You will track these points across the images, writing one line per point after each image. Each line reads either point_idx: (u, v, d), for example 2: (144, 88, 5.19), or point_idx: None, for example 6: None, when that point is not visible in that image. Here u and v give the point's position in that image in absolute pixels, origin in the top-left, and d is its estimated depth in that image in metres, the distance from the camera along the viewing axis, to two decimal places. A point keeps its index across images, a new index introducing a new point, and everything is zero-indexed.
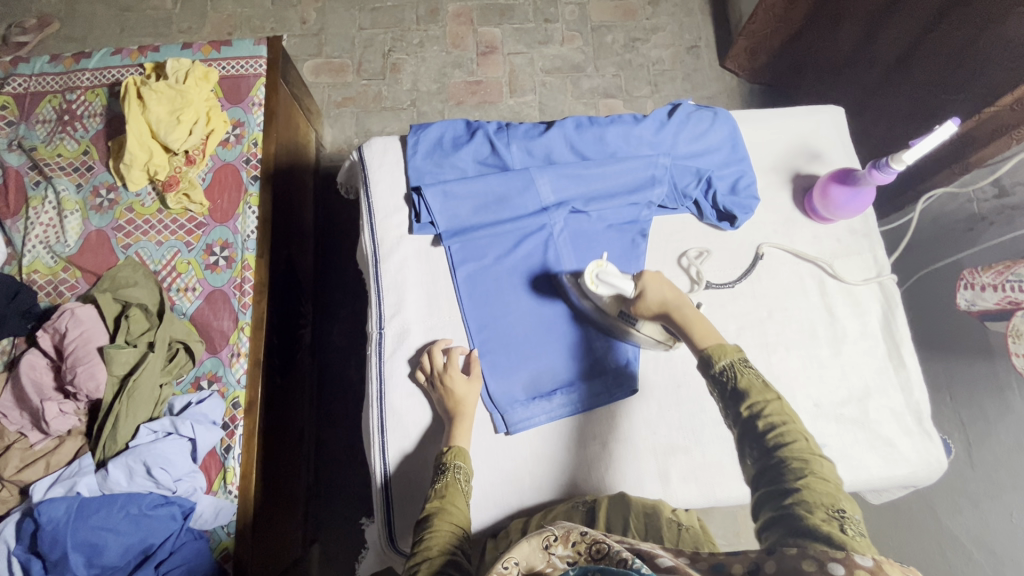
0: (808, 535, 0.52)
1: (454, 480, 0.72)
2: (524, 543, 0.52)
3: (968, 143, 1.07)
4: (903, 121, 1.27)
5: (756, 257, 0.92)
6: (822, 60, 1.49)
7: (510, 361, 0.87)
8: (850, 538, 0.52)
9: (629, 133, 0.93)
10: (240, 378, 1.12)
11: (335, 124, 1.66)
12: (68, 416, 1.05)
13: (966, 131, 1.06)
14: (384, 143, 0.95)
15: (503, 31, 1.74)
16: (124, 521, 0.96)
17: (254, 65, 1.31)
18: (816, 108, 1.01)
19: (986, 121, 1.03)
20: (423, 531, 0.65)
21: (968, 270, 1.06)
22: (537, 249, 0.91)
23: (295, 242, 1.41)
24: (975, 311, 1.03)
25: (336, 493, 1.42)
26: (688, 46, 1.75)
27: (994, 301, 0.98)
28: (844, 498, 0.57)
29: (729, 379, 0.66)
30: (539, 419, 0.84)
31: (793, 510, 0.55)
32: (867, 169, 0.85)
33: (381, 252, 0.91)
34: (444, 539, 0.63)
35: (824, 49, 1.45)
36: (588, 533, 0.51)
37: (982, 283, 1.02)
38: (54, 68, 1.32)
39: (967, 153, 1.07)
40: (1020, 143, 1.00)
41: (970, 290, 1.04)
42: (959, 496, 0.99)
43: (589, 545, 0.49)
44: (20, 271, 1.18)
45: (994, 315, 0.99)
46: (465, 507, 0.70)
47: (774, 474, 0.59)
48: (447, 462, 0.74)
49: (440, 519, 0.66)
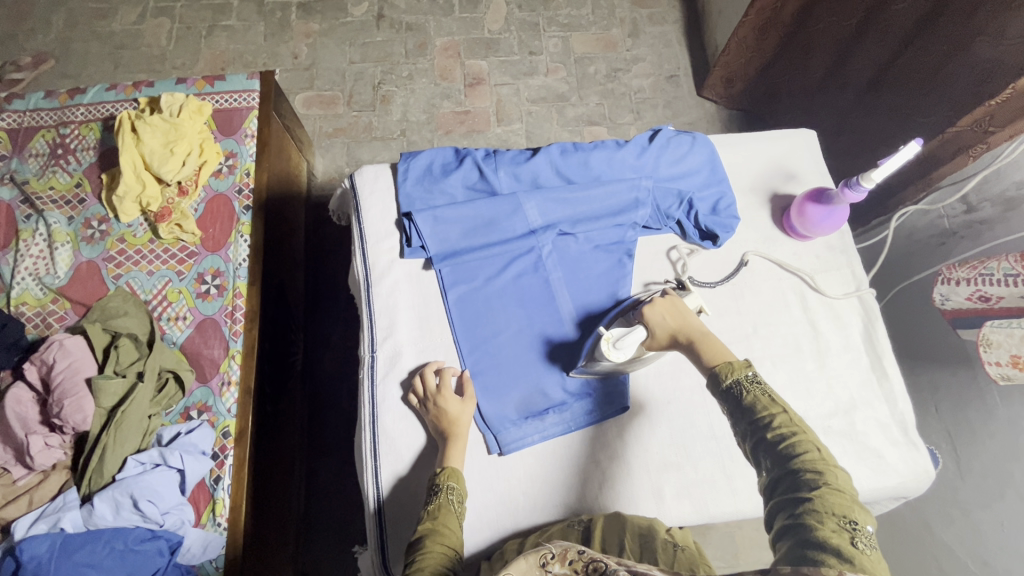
0: (820, 550, 0.50)
1: (447, 501, 0.72)
2: (522, 560, 0.52)
3: (933, 162, 1.11)
4: (873, 143, 1.32)
5: (740, 264, 0.95)
6: (795, 87, 1.55)
7: (501, 380, 0.88)
8: (859, 552, 0.50)
9: (612, 158, 0.96)
10: (230, 407, 1.11)
11: (326, 154, 1.69)
12: (54, 450, 1.03)
13: (931, 151, 1.10)
14: (375, 171, 0.98)
15: (489, 63, 1.81)
16: (109, 557, 0.94)
17: (246, 99, 1.34)
18: (789, 131, 1.06)
19: (948, 141, 1.07)
20: (415, 552, 0.65)
21: (946, 266, 1.10)
22: (526, 271, 0.93)
23: (287, 270, 1.41)
24: (948, 309, 1.07)
25: (328, 523, 1.39)
26: (668, 75, 1.82)
27: (966, 295, 1.03)
28: (860, 509, 0.55)
29: (737, 394, 0.64)
30: (533, 436, 0.85)
31: (806, 524, 0.53)
32: (840, 188, 0.89)
33: (373, 276, 0.92)
34: (437, 561, 0.63)
35: (797, 77, 1.52)
36: (586, 551, 0.51)
37: (958, 278, 1.05)
38: (49, 103, 1.34)
39: (932, 170, 1.12)
40: (978, 160, 1.05)
41: (946, 285, 1.08)
42: (952, 507, 1.00)
43: (586, 564, 0.50)
44: (9, 304, 1.18)
45: (965, 319, 1.03)
46: (458, 529, 0.70)
47: (788, 485, 0.58)
48: (440, 483, 0.74)
49: (433, 540, 0.66)
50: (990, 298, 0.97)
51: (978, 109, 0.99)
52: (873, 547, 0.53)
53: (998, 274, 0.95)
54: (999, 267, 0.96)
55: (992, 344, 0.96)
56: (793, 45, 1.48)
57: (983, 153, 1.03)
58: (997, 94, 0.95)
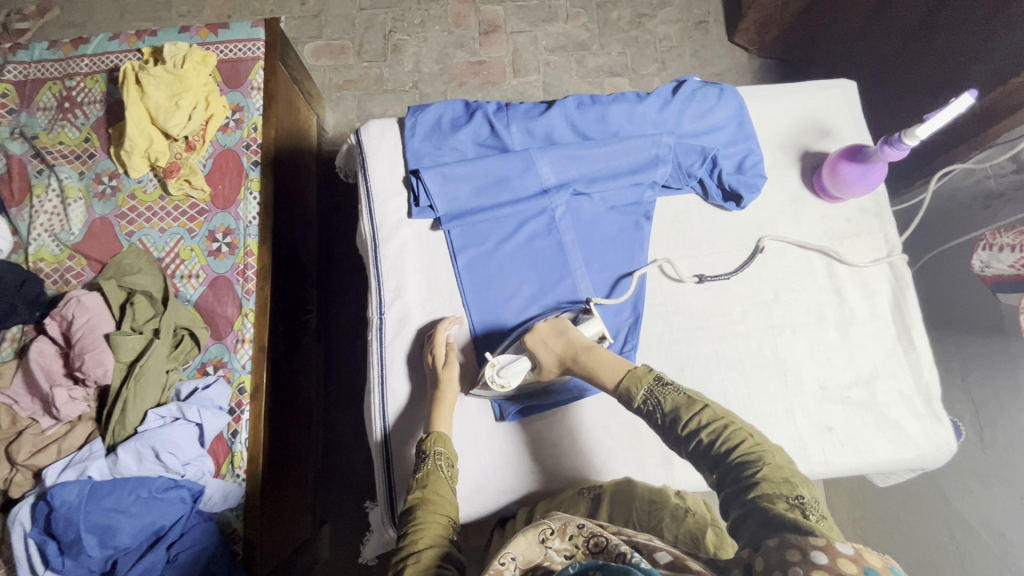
0: (780, 530, 0.51)
1: (435, 467, 0.71)
2: (521, 538, 0.55)
3: (987, 118, 1.02)
4: (923, 94, 1.22)
5: (756, 249, 0.89)
6: (832, 34, 1.43)
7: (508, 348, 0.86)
8: (815, 523, 0.52)
9: (632, 112, 0.90)
10: (245, 364, 1.13)
11: (336, 108, 1.64)
12: (78, 402, 1.07)
13: (986, 106, 1.01)
14: (382, 126, 0.93)
15: (505, 9, 1.70)
16: (135, 504, 0.98)
17: (252, 49, 1.29)
18: (826, 83, 0.98)
19: (1011, 93, 0.96)
20: (408, 525, 0.65)
21: (990, 231, 1.02)
22: (539, 233, 0.90)
23: (299, 227, 1.40)
24: (989, 275, 1.01)
25: (344, 474, 1.44)
26: (697, 21, 1.70)
27: (1010, 262, 0.96)
28: (801, 481, 0.57)
29: (655, 403, 0.64)
30: (545, 407, 0.84)
31: (760, 507, 0.55)
32: (879, 146, 0.81)
33: (380, 236, 0.90)
34: (434, 532, 0.64)
35: (835, 23, 1.40)
36: (584, 526, 0.54)
37: (1003, 243, 0.98)
38: (53, 54, 1.31)
39: (985, 127, 1.03)
40: None
41: (987, 250, 1.01)
42: (970, 478, 0.99)
43: (587, 539, 0.53)
44: (27, 260, 1.19)
45: (1007, 283, 0.96)
46: (450, 493, 0.70)
47: (733, 478, 0.58)
48: (426, 450, 0.73)
49: (424, 510, 0.66)
50: None
51: None
52: (824, 515, 0.54)
53: None
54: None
55: None
56: None
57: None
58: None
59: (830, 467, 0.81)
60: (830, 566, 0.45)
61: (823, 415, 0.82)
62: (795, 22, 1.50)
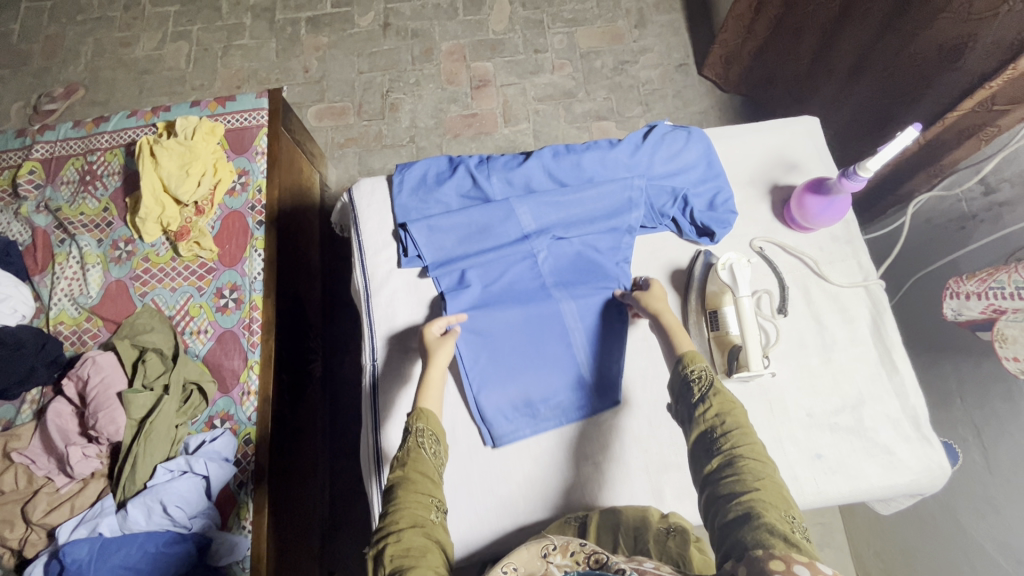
0: (766, 534, 0.52)
1: (417, 447, 0.70)
2: (525, 550, 0.56)
3: (939, 146, 1.06)
4: (867, 129, 1.29)
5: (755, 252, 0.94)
6: (787, 72, 1.51)
7: (497, 376, 0.90)
8: (800, 541, 0.53)
9: (605, 158, 0.96)
10: (251, 415, 1.16)
11: (338, 165, 1.74)
12: (91, 459, 1.10)
13: (933, 136, 1.05)
14: (372, 183, 1.00)
15: (495, 65, 1.81)
16: (142, 560, 1.00)
17: (256, 117, 1.39)
18: (791, 120, 1.03)
19: (951, 124, 1.01)
20: (391, 503, 0.65)
21: (954, 278, 1.00)
22: (523, 275, 0.95)
23: (303, 279, 1.46)
24: (962, 320, 0.99)
25: (351, 522, 1.44)
26: (677, 64, 1.79)
27: (979, 310, 0.94)
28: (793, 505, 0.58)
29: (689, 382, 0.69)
30: (533, 429, 0.88)
31: (753, 512, 0.55)
32: (837, 178, 0.86)
33: (372, 286, 0.95)
34: (412, 512, 0.63)
35: (788, 60, 1.49)
36: (587, 544, 0.57)
37: (967, 291, 0.96)
38: (77, 132, 1.42)
39: (940, 155, 1.07)
40: (991, 143, 1.00)
41: (955, 298, 0.99)
42: (978, 502, 0.97)
43: (588, 555, 0.55)
44: (47, 324, 1.26)
45: (980, 324, 0.96)
46: (433, 473, 0.69)
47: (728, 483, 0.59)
48: (411, 425, 0.73)
49: (405, 490, 0.66)
50: (1005, 311, 0.89)
51: (980, 93, 0.95)
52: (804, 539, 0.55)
53: (1010, 287, 0.87)
54: (1011, 280, 0.87)
55: (1008, 339, 0.89)
56: (788, 29, 1.43)
57: (996, 135, 0.99)
58: (997, 75, 0.91)
59: (822, 495, 0.81)
60: None
61: (812, 442, 0.83)
62: (754, 58, 1.59)
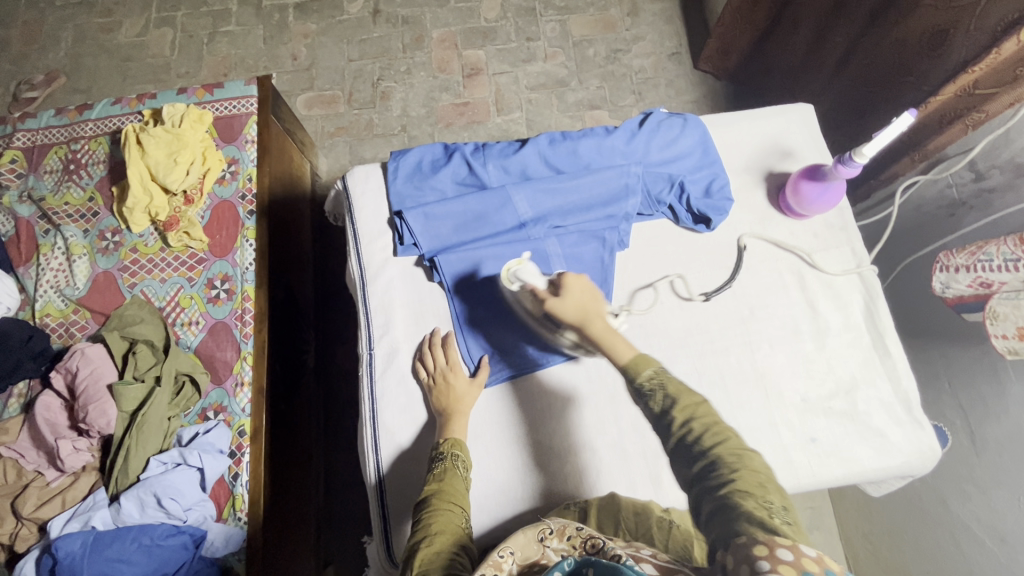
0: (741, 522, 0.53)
1: (453, 466, 0.75)
2: (520, 535, 0.60)
3: (925, 131, 1.08)
4: (857, 115, 1.31)
5: (739, 250, 0.94)
6: (782, 60, 1.52)
7: (482, 321, 0.92)
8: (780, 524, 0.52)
9: (601, 145, 0.95)
10: (245, 407, 1.15)
11: (329, 154, 1.72)
12: (82, 453, 1.09)
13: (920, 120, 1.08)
14: (366, 171, 0.99)
15: (486, 52, 1.79)
16: (137, 552, 0.99)
17: (245, 105, 1.36)
18: (785, 108, 1.03)
19: (935, 108, 1.04)
20: (424, 511, 0.68)
21: (940, 253, 1.02)
22: (511, 227, 0.94)
23: (295, 269, 1.44)
24: (950, 297, 1.01)
25: (346, 514, 1.44)
26: (669, 53, 1.78)
27: (966, 283, 0.96)
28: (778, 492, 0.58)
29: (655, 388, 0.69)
30: (519, 368, 0.90)
31: (731, 501, 0.55)
32: (833, 165, 0.86)
33: (367, 275, 0.95)
34: (445, 518, 0.66)
35: (783, 49, 1.48)
36: (583, 529, 0.59)
37: (956, 264, 0.98)
38: (60, 120, 1.38)
39: (926, 141, 1.08)
40: (975, 130, 1.00)
41: (944, 272, 1.01)
42: (965, 483, 0.99)
43: (584, 540, 0.57)
44: (33, 316, 1.23)
45: (969, 304, 0.97)
46: (464, 490, 0.73)
47: (706, 478, 0.60)
48: (444, 451, 0.77)
49: (438, 498, 0.69)
50: (993, 286, 0.91)
51: (962, 77, 0.97)
52: (791, 522, 0.54)
53: (998, 259, 0.89)
54: (999, 252, 0.90)
55: (998, 316, 0.89)
56: (783, 19, 1.43)
57: (981, 124, 0.99)
58: (981, 59, 0.93)
59: (816, 477, 0.82)
60: (795, 563, 0.46)
61: (807, 426, 0.84)
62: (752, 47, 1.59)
